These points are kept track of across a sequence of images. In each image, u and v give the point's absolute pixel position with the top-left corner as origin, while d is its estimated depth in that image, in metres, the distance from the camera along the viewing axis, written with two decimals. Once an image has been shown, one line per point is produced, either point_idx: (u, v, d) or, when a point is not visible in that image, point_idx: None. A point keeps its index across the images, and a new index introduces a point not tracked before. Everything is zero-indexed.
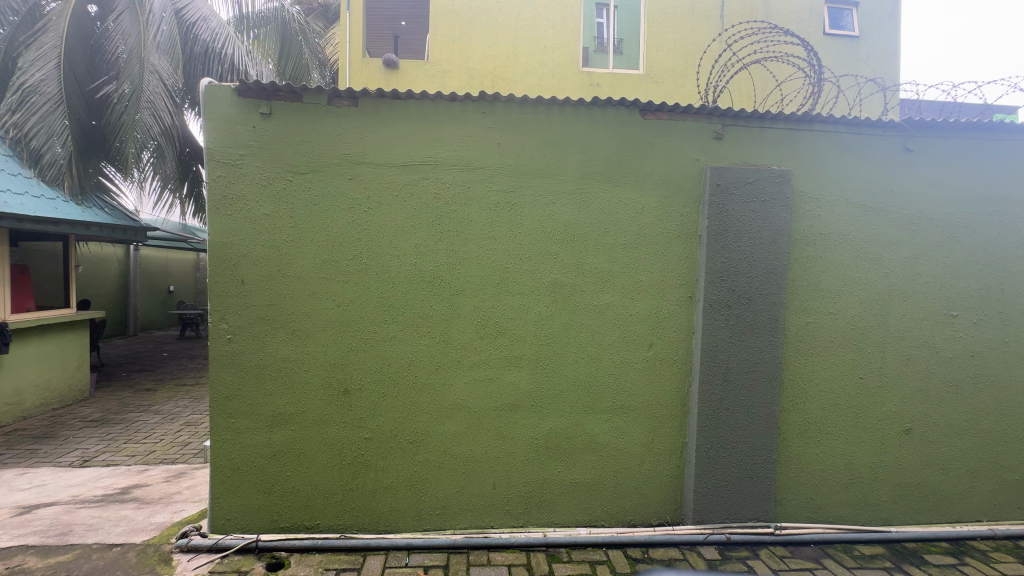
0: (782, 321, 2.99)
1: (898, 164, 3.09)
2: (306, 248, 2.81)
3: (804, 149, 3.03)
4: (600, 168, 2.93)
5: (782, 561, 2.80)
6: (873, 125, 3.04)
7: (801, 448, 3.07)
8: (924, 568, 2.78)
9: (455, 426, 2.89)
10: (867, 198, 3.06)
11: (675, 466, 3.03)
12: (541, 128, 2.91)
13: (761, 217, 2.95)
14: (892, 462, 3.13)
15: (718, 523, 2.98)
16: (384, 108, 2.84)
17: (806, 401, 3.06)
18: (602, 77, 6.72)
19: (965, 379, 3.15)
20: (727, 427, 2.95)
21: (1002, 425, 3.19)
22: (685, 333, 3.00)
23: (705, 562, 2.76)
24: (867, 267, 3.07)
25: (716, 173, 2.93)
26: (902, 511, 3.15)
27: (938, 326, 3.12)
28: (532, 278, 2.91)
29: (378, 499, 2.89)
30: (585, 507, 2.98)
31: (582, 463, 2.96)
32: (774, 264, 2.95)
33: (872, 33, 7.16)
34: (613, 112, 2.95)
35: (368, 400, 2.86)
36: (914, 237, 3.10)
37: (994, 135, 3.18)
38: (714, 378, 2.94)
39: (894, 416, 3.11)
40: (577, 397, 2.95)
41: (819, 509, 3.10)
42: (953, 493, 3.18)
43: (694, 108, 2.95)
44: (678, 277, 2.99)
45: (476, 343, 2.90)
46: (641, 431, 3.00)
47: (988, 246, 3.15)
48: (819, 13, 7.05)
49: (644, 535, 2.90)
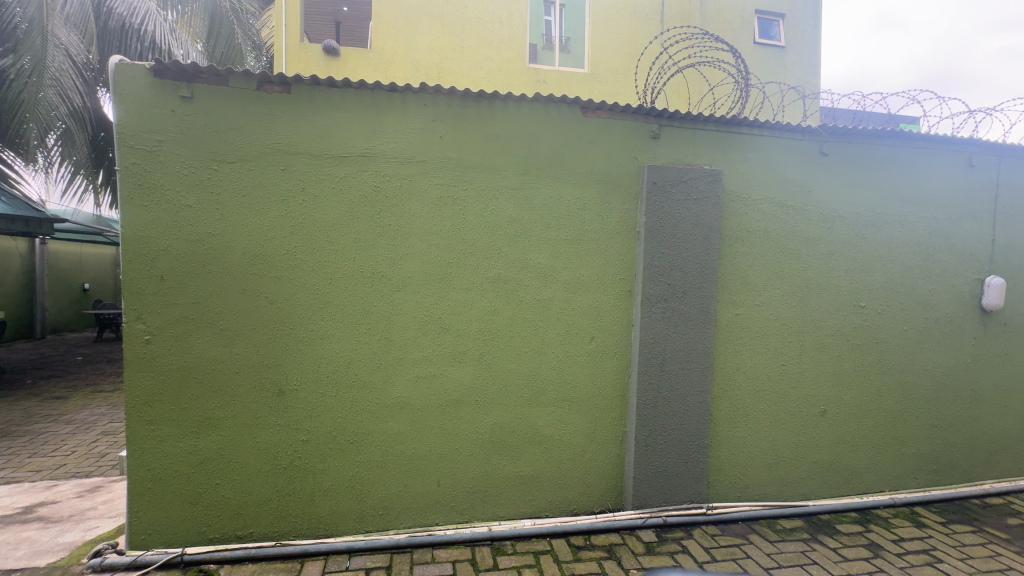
0: (714, 313, 3.15)
1: (815, 167, 3.34)
2: (234, 242, 2.64)
3: (733, 150, 3.21)
4: (542, 164, 2.96)
5: (713, 539, 2.97)
6: (793, 130, 3.27)
7: (730, 432, 3.26)
8: (835, 537, 3.05)
9: (398, 424, 2.84)
10: (789, 198, 3.29)
11: (615, 454, 3.13)
12: (484, 123, 2.89)
13: (694, 214, 3.09)
14: (810, 441, 3.39)
15: (656, 507, 3.12)
16: (319, 96, 2.72)
17: (735, 388, 3.26)
18: (548, 74, 6.82)
19: (871, 363, 3.47)
20: (664, 415, 3.09)
21: (901, 404, 3.55)
22: (624, 326, 3.10)
23: (643, 545, 2.88)
24: (788, 262, 3.30)
25: (653, 171, 3.04)
26: (820, 486, 3.43)
27: (849, 316, 3.42)
28: (476, 273, 2.90)
29: (316, 503, 2.78)
30: (529, 499, 3.01)
31: (527, 456, 3.00)
32: (706, 259, 3.11)
33: (797, 44, 7.68)
34: (556, 109, 2.98)
35: (304, 400, 2.75)
36: (829, 235, 3.37)
37: (896, 142, 3.50)
38: (652, 369, 3.07)
39: (811, 399, 3.38)
40: (521, 391, 2.97)
41: (748, 488, 3.31)
42: (861, 467, 3.50)
43: (632, 108, 3.04)
44: (617, 272, 3.08)
45: (420, 339, 2.85)
46: (584, 422, 3.07)
47: (891, 243, 3.48)
48: (749, 23, 7.48)
49: (587, 523, 2.98)
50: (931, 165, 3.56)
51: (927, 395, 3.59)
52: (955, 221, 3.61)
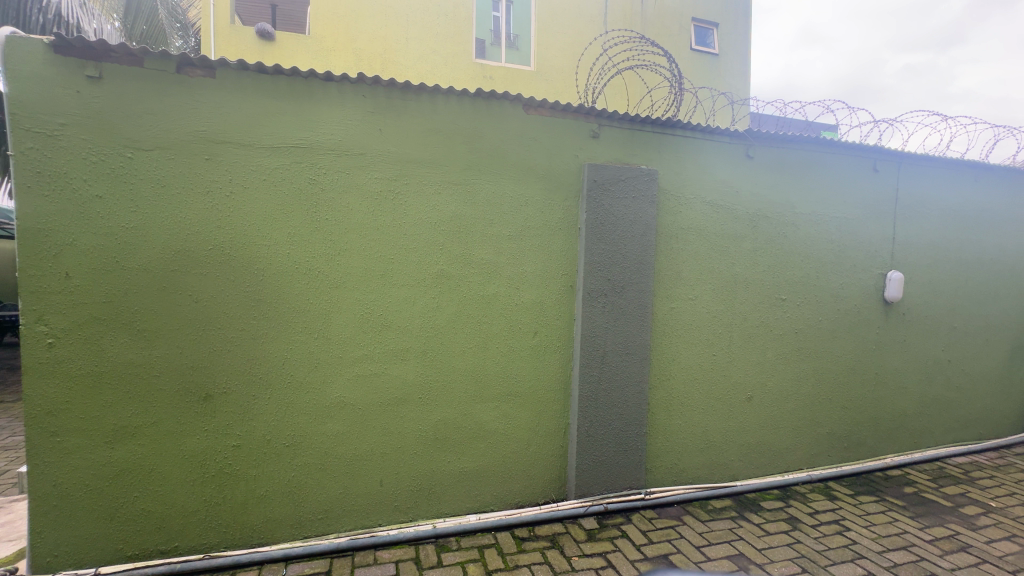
0: (650, 307, 3.29)
1: (742, 169, 3.56)
2: (152, 237, 2.45)
3: (668, 152, 3.35)
4: (485, 160, 2.96)
5: (651, 523, 3.11)
6: (722, 133, 3.46)
7: (666, 420, 3.43)
8: (760, 513, 3.28)
9: (338, 426, 2.76)
10: (718, 198, 3.49)
11: (559, 446, 3.21)
12: (425, 117, 2.85)
13: (632, 212, 3.21)
14: (738, 426, 3.63)
15: (597, 495, 3.23)
16: (248, 82, 2.57)
17: (670, 378, 3.42)
18: (494, 70, 6.83)
19: (791, 351, 3.76)
20: (605, 406, 3.20)
21: (817, 389, 3.87)
22: (566, 321, 3.17)
23: (585, 532, 2.97)
24: (718, 258, 3.50)
25: (593, 170, 3.12)
26: (747, 467, 3.68)
27: (772, 308, 3.68)
28: (418, 269, 2.86)
29: (249, 511, 2.65)
30: (474, 494, 3.02)
31: (472, 452, 3.00)
32: (643, 255, 3.24)
33: (729, 52, 8.13)
34: (498, 106, 2.99)
35: (235, 404, 2.60)
36: (754, 232, 3.60)
37: (814, 148, 3.79)
38: (593, 361, 3.16)
39: (739, 386, 3.61)
40: (465, 387, 2.97)
41: (683, 472, 3.50)
42: (783, 448, 3.79)
43: (573, 107, 3.10)
44: (559, 268, 3.14)
45: (359, 337, 2.78)
46: (527, 416, 3.12)
47: (808, 241, 3.78)
48: (686, 30, 7.83)
49: (531, 514, 3.03)
50: (842, 169, 3.89)
51: (839, 380, 3.94)
52: (862, 221, 3.97)
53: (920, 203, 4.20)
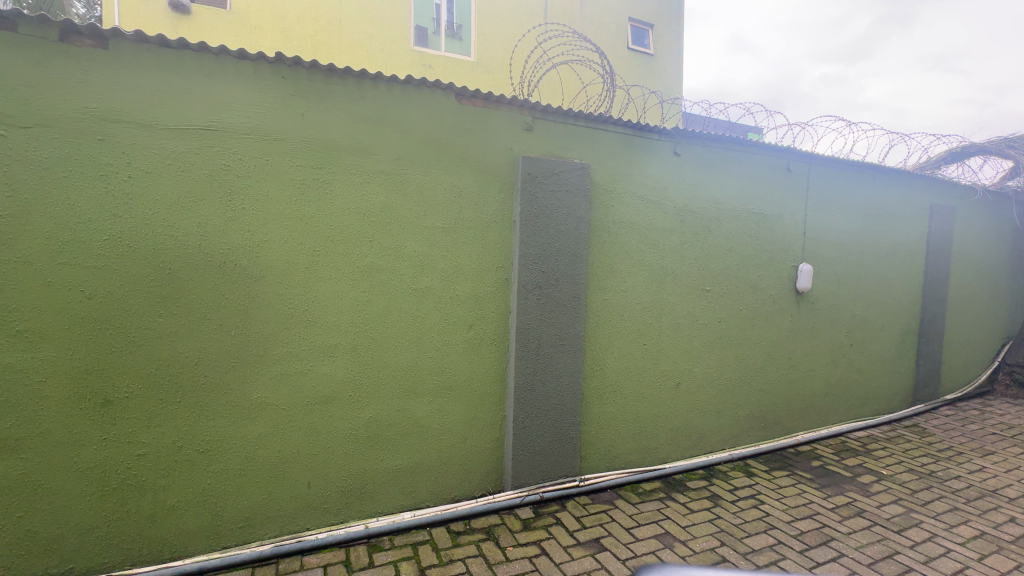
0: (584, 299, 3.36)
1: (670, 165, 3.71)
2: (33, 226, 2.17)
3: (600, 147, 3.43)
4: (416, 149, 2.88)
5: (584, 508, 3.21)
6: (651, 130, 3.58)
7: (600, 408, 3.53)
8: (686, 493, 3.47)
9: (260, 427, 2.60)
10: (648, 193, 3.61)
11: (495, 439, 3.21)
12: (351, 103, 2.73)
13: (566, 206, 3.26)
14: (667, 411, 3.81)
15: (534, 485, 3.27)
16: (148, 56, 2.34)
17: (604, 367, 3.52)
18: (433, 58, 6.68)
19: (714, 339, 3.99)
20: (540, 397, 3.24)
21: (737, 373, 4.14)
22: (502, 314, 3.17)
23: (520, 522, 3.01)
24: (648, 251, 3.64)
25: (527, 162, 3.13)
26: (674, 450, 3.88)
27: (697, 299, 3.88)
28: (346, 261, 2.75)
29: (159, 524, 2.44)
30: (409, 491, 2.96)
31: (406, 449, 2.94)
32: (576, 248, 3.30)
33: (663, 53, 8.45)
34: (430, 94, 2.92)
35: (139, 409, 2.38)
36: (681, 227, 3.77)
37: (736, 146, 4.02)
38: (528, 354, 3.18)
39: (667, 373, 3.78)
40: (398, 382, 2.90)
41: (615, 458, 3.62)
42: (707, 430, 4.02)
43: (506, 98, 3.09)
44: (494, 260, 3.13)
45: (282, 334, 2.63)
46: (463, 409, 3.09)
47: (729, 235, 4.01)
48: (623, 29, 8.03)
49: (467, 507, 3.03)
50: (761, 168, 4.16)
51: (757, 365, 4.24)
52: (778, 217, 4.27)
53: (828, 201, 4.58)
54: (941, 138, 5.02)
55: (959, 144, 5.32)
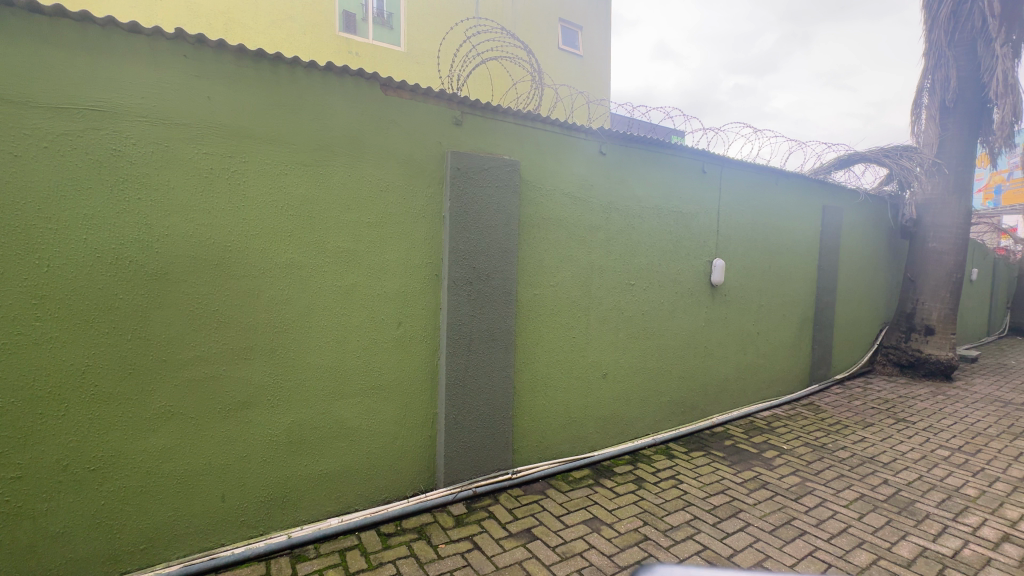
0: (514, 295, 3.41)
1: (596, 164, 3.83)
2: None
3: (529, 144, 3.47)
4: (338, 140, 2.76)
5: (516, 500, 3.27)
6: (577, 130, 3.68)
7: (531, 401, 3.59)
8: (612, 478, 3.64)
9: (164, 439, 2.38)
10: (575, 191, 3.72)
11: (427, 437, 3.17)
12: (266, 89, 2.56)
13: (495, 202, 3.28)
14: (595, 401, 3.96)
15: (467, 480, 3.28)
16: (16, 22, 2.04)
17: (534, 361, 3.59)
18: (360, 46, 6.43)
19: (638, 331, 4.21)
20: (472, 393, 3.24)
21: (660, 362, 4.39)
22: (432, 310, 3.13)
23: (453, 519, 3.02)
24: (575, 247, 3.75)
25: (455, 157, 3.11)
26: (602, 438, 4.04)
27: (622, 292, 4.07)
28: (263, 258, 2.58)
29: (40, 555, 2.16)
30: (336, 497, 2.85)
31: (331, 452, 2.82)
32: (507, 244, 3.33)
33: (591, 55, 8.72)
34: (353, 83, 2.81)
35: (11, 427, 2.07)
36: (606, 224, 3.92)
37: (657, 148, 4.23)
38: (459, 349, 3.17)
39: (595, 364, 3.93)
40: (322, 384, 2.77)
41: (547, 449, 3.72)
42: (633, 417, 4.24)
43: (433, 92, 3.04)
44: (424, 256, 3.08)
45: (188, 336, 2.41)
46: (393, 409, 3.02)
47: (651, 232, 4.23)
48: (553, 29, 8.19)
49: (398, 508, 2.98)
50: (678, 169, 4.42)
51: (677, 354, 4.52)
52: (694, 215, 4.56)
53: (737, 201, 4.97)
54: (831, 147, 5.62)
55: (845, 152, 5.99)
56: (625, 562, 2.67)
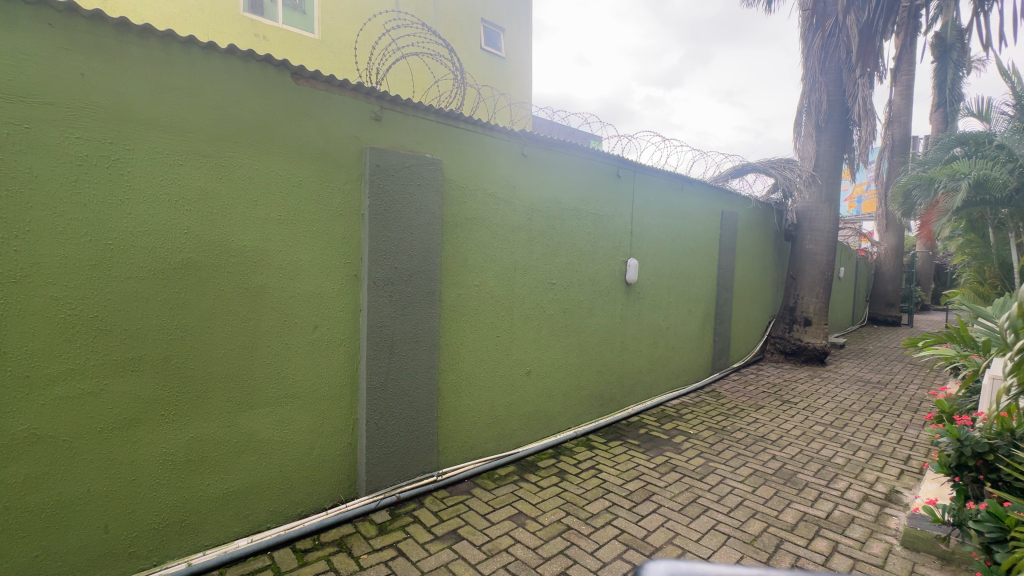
0: (437, 295, 3.37)
1: (517, 166, 3.90)
2: None
3: (451, 143, 3.45)
4: (243, 130, 2.55)
5: (442, 502, 3.24)
6: (499, 131, 3.72)
7: (456, 401, 3.58)
8: (536, 473, 3.74)
9: (29, 467, 2.04)
10: (498, 191, 3.76)
11: (347, 445, 3.03)
12: (155, 68, 2.29)
13: (418, 201, 3.22)
14: (519, 398, 4.03)
15: (390, 486, 3.19)
16: None
17: (459, 361, 3.58)
18: (268, 29, 6.00)
19: (560, 328, 4.35)
20: (394, 396, 3.16)
21: (580, 358, 4.58)
22: (351, 312, 3.00)
23: (375, 527, 2.93)
24: (499, 247, 3.79)
25: (374, 154, 3.01)
26: (527, 434, 4.13)
27: (544, 291, 4.18)
28: (153, 257, 2.31)
29: None
30: (244, 515, 2.63)
31: (239, 468, 2.60)
32: (429, 243, 3.29)
33: (513, 59, 8.87)
34: (260, 69, 2.61)
35: None
36: (528, 224, 4.01)
37: (577, 151, 4.39)
38: (381, 352, 3.08)
39: (519, 362, 4.01)
40: (227, 395, 2.55)
41: (472, 448, 3.72)
42: (555, 412, 4.37)
43: (350, 85, 2.91)
44: (342, 256, 2.94)
45: (58, 347, 2.10)
46: (308, 417, 2.85)
47: (571, 232, 4.40)
48: (476, 28, 8.20)
49: (316, 521, 2.83)
50: (596, 173, 4.62)
51: (595, 349, 4.75)
52: (611, 217, 4.81)
53: (649, 205, 5.32)
54: (729, 157, 6.19)
55: (740, 162, 6.63)
56: (549, 553, 2.75)
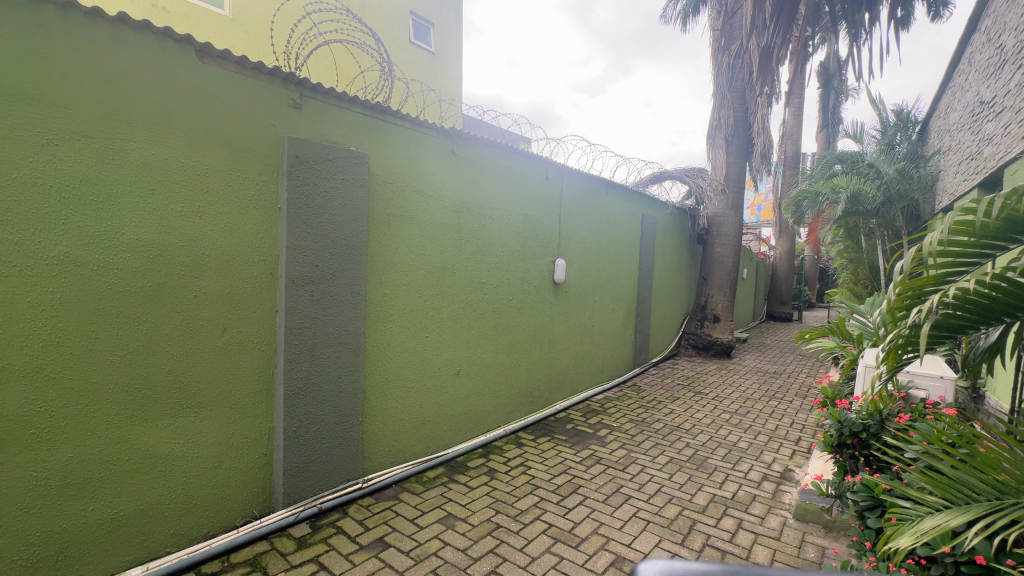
0: (363, 294, 3.24)
1: (448, 163, 3.85)
2: None
3: (379, 137, 3.33)
4: (137, 110, 2.28)
5: (367, 510, 3.12)
6: (429, 127, 3.65)
7: (383, 404, 3.46)
8: (466, 473, 3.72)
9: None
10: (427, 188, 3.69)
11: (262, 456, 2.82)
12: (22, 31, 1.97)
13: (342, 195, 3.07)
14: (448, 399, 3.98)
15: (310, 498, 3.02)
16: None
17: (386, 363, 3.46)
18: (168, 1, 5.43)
19: (490, 327, 4.37)
20: (315, 402, 2.98)
21: (510, 356, 4.63)
22: (266, 313, 2.79)
23: (294, 542, 2.75)
24: (428, 245, 3.72)
25: (293, 144, 2.82)
26: (456, 434, 4.09)
27: (474, 290, 4.17)
28: (19, 250, 1.99)
29: None
30: (139, 541, 2.35)
31: (131, 489, 2.31)
32: (354, 240, 3.15)
33: (443, 55, 8.76)
34: (158, 42, 2.33)
35: None
36: (459, 223, 3.98)
37: (507, 152, 4.43)
38: (301, 355, 2.90)
39: (448, 362, 3.96)
40: (116, 408, 2.26)
41: (400, 452, 3.62)
42: (485, 411, 4.38)
43: (266, 68, 2.71)
44: (256, 252, 2.73)
45: None
46: (216, 428, 2.61)
47: (501, 232, 4.43)
48: (405, 21, 7.98)
49: (225, 541, 2.59)
50: (525, 174, 4.69)
51: (525, 347, 4.82)
52: (539, 218, 4.90)
53: (576, 207, 5.50)
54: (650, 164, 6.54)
55: (659, 170, 7.05)
56: (478, 553, 2.74)
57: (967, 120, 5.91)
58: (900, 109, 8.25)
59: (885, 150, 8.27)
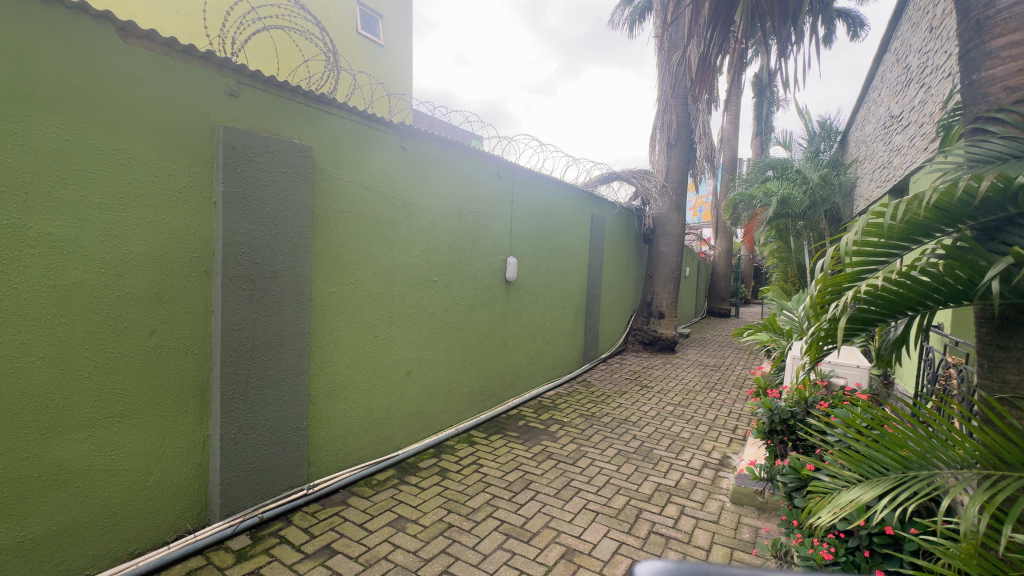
0: (308, 294, 3.11)
1: (397, 159, 3.77)
2: None
3: (324, 130, 3.20)
4: (47, 91, 2.07)
5: (313, 517, 3.00)
6: (378, 121, 3.56)
7: (329, 407, 3.34)
8: (417, 474, 3.67)
9: None
10: (376, 184, 3.59)
11: (196, 465, 2.65)
12: None
13: (284, 190, 2.93)
14: (399, 400, 3.91)
15: (250, 507, 2.87)
16: None
17: (332, 365, 3.34)
18: None
19: (441, 326, 4.32)
20: (255, 407, 2.83)
21: (461, 355, 4.60)
22: (200, 314, 2.62)
23: (233, 555, 2.60)
24: (376, 243, 3.62)
25: (229, 134, 2.66)
26: (407, 435, 4.02)
27: (425, 288, 4.11)
28: None
29: None
30: (53, 565, 2.14)
31: (44, 508, 2.10)
32: (297, 237, 3.01)
33: (392, 48, 8.56)
34: (72, 18, 2.13)
35: None
36: (409, 220, 3.91)
37: (458, 149, 4.39)
38: (239, 358, 2.74)
39: (398, 362, 3.88)
40: (23, 419, 2.04)
41: (348, 456, 3.51)
42: (437, 411, 4.33)
43: (199, 51, 2.53)
44: (188, 249, 2.55)
45: None
46: (144, 438, 2.42)
47: (452, 230, 4.39)
48: (352, 10, 7.72)
49: (155, 559, 2.41)
50: (477, 172, 4.67)
51: (476, 346, 4.81)
52: (491, 216, 4.90)
53: (527, 207, 5.55)
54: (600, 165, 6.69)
55: (607, 171, 7.24)
56: (430, 554, 2.71)
57: (879, 132, 6.48)
58: (823, 120, 8.98)
59: (810, 158, 8.97)
